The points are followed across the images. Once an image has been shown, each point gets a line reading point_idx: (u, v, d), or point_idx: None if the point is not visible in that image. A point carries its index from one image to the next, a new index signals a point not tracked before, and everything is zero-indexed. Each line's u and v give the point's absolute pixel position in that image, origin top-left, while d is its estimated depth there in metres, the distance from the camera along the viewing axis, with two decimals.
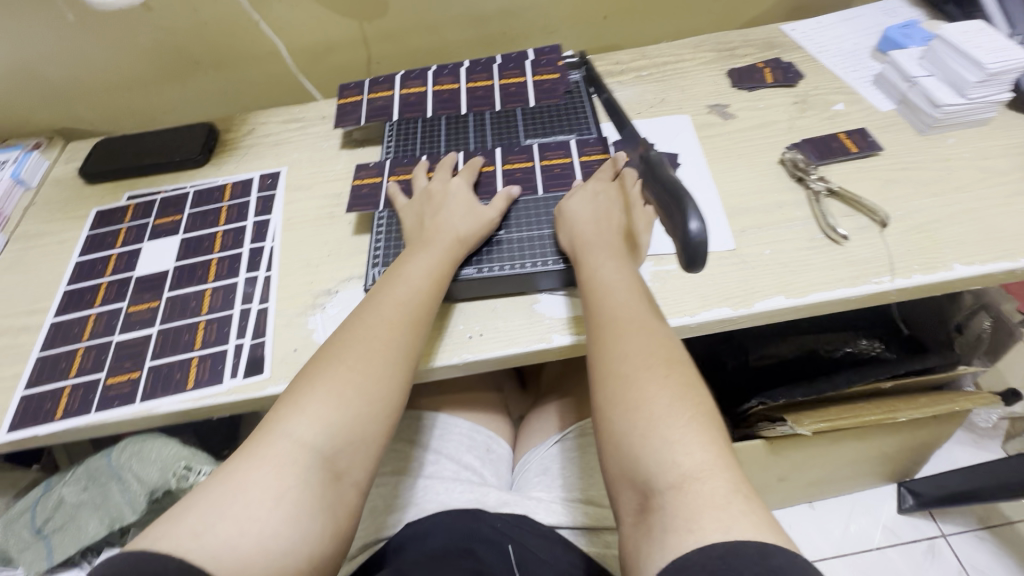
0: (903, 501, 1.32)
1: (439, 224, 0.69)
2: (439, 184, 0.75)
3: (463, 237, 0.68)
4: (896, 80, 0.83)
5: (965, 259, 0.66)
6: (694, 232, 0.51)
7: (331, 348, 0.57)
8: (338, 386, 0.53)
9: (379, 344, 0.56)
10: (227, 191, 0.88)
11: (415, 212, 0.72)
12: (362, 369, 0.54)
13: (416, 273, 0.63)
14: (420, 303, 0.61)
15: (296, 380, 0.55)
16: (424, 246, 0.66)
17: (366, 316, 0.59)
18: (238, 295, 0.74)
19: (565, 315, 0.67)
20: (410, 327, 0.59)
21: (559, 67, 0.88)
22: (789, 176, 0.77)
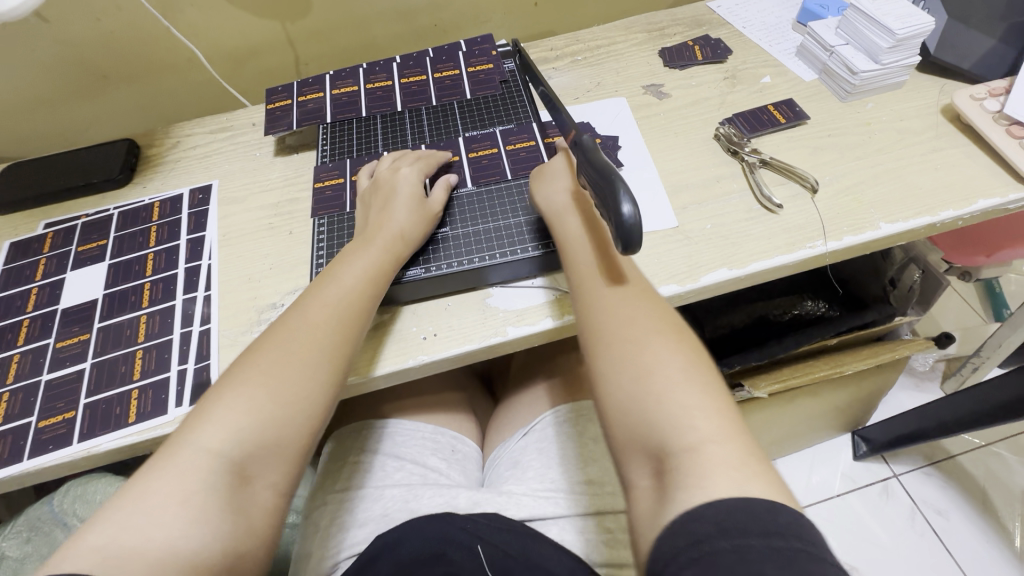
0: (857, 448, 1.40)
1: (382, 220, 0.67)
2: (391, 172, 0.73)
3: (406, 236, 0.66)
4: (817, 50, 0.87)
5: (889, 218, 0.70)
6: (627, 211, 0.48)
7: (256, 351, 0.55)
8: (253, 394, 0.51)
9: (303, 348, 0.55)
10: (154, 210, 0.83)
11: (366, 202, 0.72)
12: (285, 373, 0.53)
13: (350, 275, 0.61)
14: (351, 306, 0.59)
15: (215, 386, 0.53)
16: (364, 243, 0.65)
17: (294, 319, 0.57)
18: (176, 318, 0.71)
19: (517, 307, 0.67)
20: (340, 331, 0.57)
21: (492, 57, 0.87)
22: (724, 150, 0.79)
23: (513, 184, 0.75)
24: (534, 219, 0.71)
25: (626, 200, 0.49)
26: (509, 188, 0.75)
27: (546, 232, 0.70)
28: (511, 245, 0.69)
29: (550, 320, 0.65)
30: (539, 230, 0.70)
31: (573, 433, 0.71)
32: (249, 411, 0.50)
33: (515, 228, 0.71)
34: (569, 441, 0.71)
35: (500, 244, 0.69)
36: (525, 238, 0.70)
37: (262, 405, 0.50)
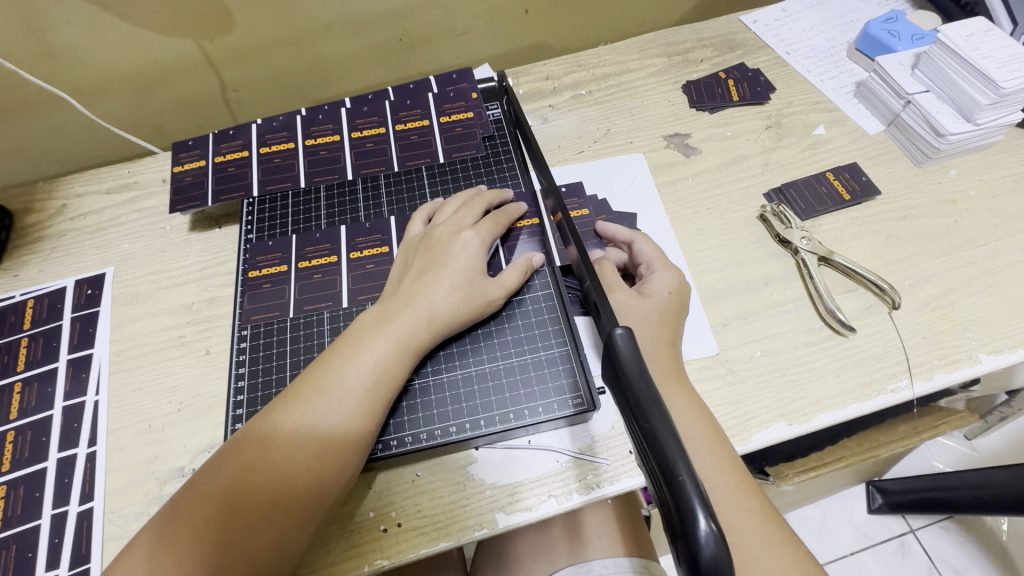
0: (871, 500, 1.12)
1: (416, 295, 0.51)
2: (452, 230, 0.55)
3: (439, 323, 0.50)
4: (885, 95, 0.68)
5: (989, 346, 0.54)
6: (705, 532, 0.27)
7: (200, 498, 0.42)
8: (179, 559, 0.39)
9: (253, 499, 0.41)
10: (25, 313, 0.62)
11: (407, 257, 0.55)
12: (226, 534, 0.40)
13: (352, 382, 0.46)
14: (334, 435, 0.44)
15: (150, 531, 0.41)
16: (381, 324, 0.49)
17: (255, 449, 0.43)
18: (48, 491, 0.52)
19: (512, 480, 0.50)
20: (309, 475, 0.43)
21: (473, 101, 0.67)
22: (771, 236, 0.62)
23: (546, 294, 0.56)
24: (534, 362, 0.53)
25: (703, 506, 0.27)
26: (529, 296, 0.56)
27: (551, 387, 0.52)
28: (502, 405, 0.52)
29: (552, 506, 0.48)
30: (551, 376, 0.53)
31: None
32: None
33: (508, 378, 0.53)
34: None
35: (486, 405, 0.52)
36: (523, 396, 0.52)
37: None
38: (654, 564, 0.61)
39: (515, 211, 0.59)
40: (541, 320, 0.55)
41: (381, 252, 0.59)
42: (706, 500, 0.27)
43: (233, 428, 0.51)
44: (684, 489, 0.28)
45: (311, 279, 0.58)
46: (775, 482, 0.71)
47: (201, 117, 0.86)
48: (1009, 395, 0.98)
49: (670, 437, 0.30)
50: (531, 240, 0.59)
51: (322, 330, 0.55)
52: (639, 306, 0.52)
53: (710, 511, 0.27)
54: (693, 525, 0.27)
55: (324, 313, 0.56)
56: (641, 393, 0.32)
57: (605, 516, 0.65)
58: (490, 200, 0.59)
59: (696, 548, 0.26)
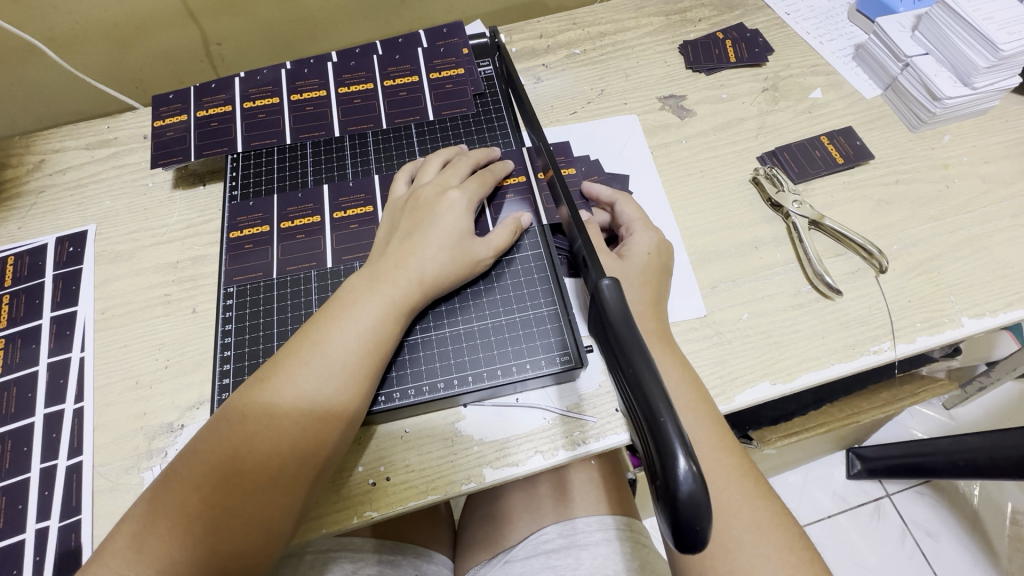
0: (850, 465, 1.15)
1: (404, 254, 0.50)
2: (438, 189, 0.55)
3: (428, 282, 0.50)
4: (884, 58, 0.67)
5: (973, 310, 0.54)
6: (683, 468, 0.27)
7: (203, 462, 0.42)
8: (190, 521, 0.40)
9: (259, 464, 0.42)
10: (6, 270, 0.61)
11: (394, 219, 0.54)
12: (234, 497, 0.41)
13: (348, 345, 0.46)
14: (333, 396, 0.45)
15: (155, 496, 0.42)
16: (372, 284, 0.49)
17: (256, 416, 0.43)
18: (36, 445, 0.52)
19: (499, 436, 0.51)
20: (312, 437, 0.44)
21: (464, 57, 0.65)
22: (763, 200, 0.62)
23: (534, 254, 0.56)
24: (522, 320, 0.53)
25: (682, 446, 0.28)
26: (517, 255, 0.56)
27: (539, 345, 0.52)
28: (490, 362, 0.52)
29: (539, 462, 0.49)
30: (539, 335, 0.53)
31: (566, 565, 0.56)
32: (185, 542, 0.40)
33: (496, 335, 0.53)
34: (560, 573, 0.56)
35: (474, 362, 0.52)
36: (511, 354, 0.52)
37: (200, 536, 0.40)
38: (637, 521, 0.63)
39: (502, 171, 0.58)
40: (529, 279, 0.55)
41: (366, 212, 0.58)
42: (687, 441, 0.28)
43: (221, 387, 0.51)
44: (665, 428, 0.28)
45: (295, 239, 0.57)
46: (758, 446, 0.72)
47: (185, 71, 0.83)
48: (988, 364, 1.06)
49: (652, 380, 0.30)
50: (517, 198, 0.58)
51: (309, 288, 0.54)
52: (618, 268, 0.52)
53: (691, 452, 0.28)
54: (673, 464, 0.27)
55: (309, 273, 0.55)
56: (627, 343, 0.32)
57: (591, 475, 0.66)
58: (476, 159, 0.58)
59: (675, 482, 0.27)
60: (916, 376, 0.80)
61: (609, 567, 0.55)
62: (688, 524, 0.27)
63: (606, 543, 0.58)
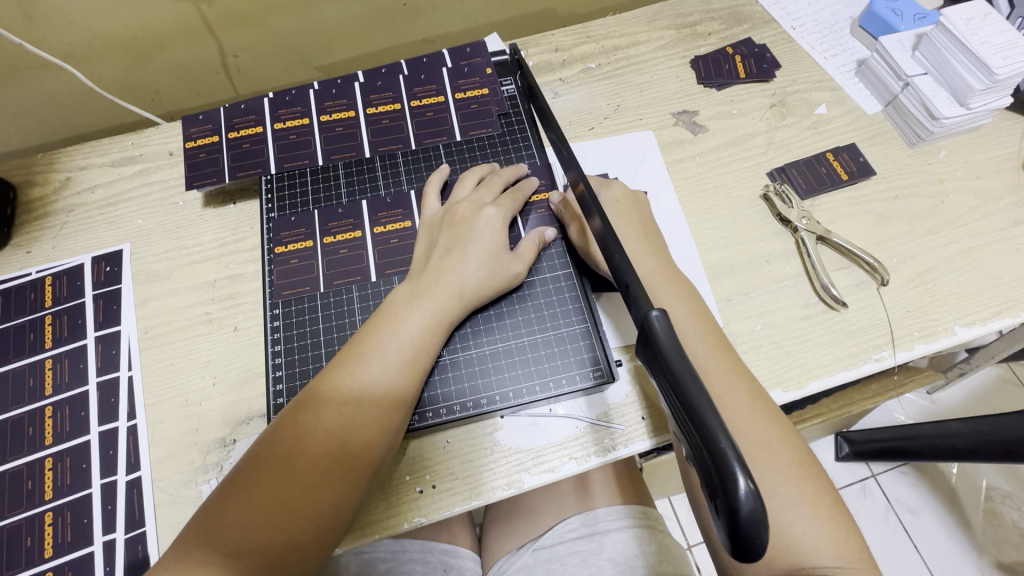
0: (839, 449, 1.22)
1: (445, 271, 0.53)
2: (474, 206, 0.58)
3: (469, 297, 0.53)
4: (886, 76, 0.70)
5: (965, 319, 0.59)
6: (744, 490, 0.29)
7: (259, 460, 0.46)
8: (247, 513, 0.43)
9: (310, 462, 0.45)
10: (46, 290, 0.63)
11: (431, 235, 0.57)
12: (288, 493, 0.44)
13: (392, 355, 0.49)
14: (382, 400, 0.48)
15: (218, 492, 0.46)
16: (415, 300, 0.52)
17: (306, 418, 0.47)
18: (94, 462, 0.55)
19: (534, 444, 0.54)
20: (363, 437, 0.47)
21: (487, 77, 0.67)
22: (773, 214, 0.65)
23: (565, 273, 0.59)
24: (556, 337, 0.57)
25: (740, 465, 0.30)
26: (547, 274, 0.59)
27: (573, 360, 0.56)
28: (528, 376, 0.56)
29: (574, 467, 0.53)
30: (573, 351, 0.56)
31: (589, 550, 0.62)
32: (246, 531, 0.43)
33: (532, 352, 0.56)
34: (585, 558, 0.61)
35: (513, 376, 0.56)
36: (546, 370, 0.56)
37: (256, 529, 0.43)
38: (651, 509, 0.68)
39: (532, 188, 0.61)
40: (560, 297, 0.58)
41: (405, 227, 0.61)
42: (746, 463, 0.30)
43: (275, 402, 0.53)
44: (725, 452, 0.30)
45: (337, 254, 0.59)
46: None
47: (201, 83, 0.84)
48: (968, 352, 1.14)
49: (709, 410, 0.32)
50: (547, 214, 0.62)
51: (351, 301, 0.57)
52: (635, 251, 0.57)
53: (749, 472, 0.30)
54: (734, 485, 0.29)
55: (352, 287, 0.58)
56: (680, 370, 0.34)
57: (607, 473, 0.70)
58: (508, 178, 0.61)
59: (739, 508, 0.29)
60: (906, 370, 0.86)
61: (630, 551, 0.61)
62: (747, 531, 0.29)
63: (625, 529, 0.64)
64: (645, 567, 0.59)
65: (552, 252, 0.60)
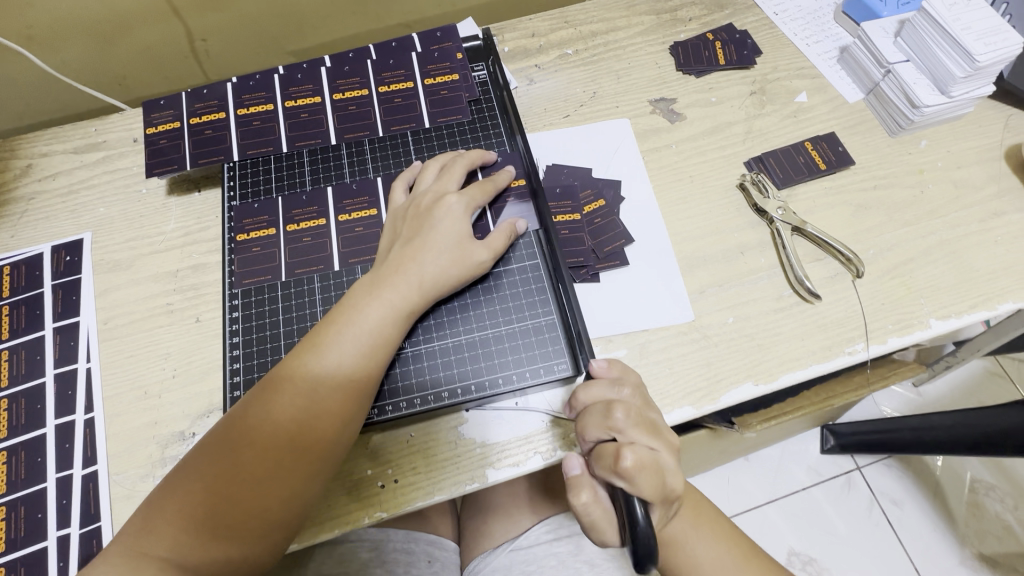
0: (824, 441, 1.20)
1: (406, 261, 0.52)
2: (437, 195, 0.56)
3: (430, 287, 0.52)
4: (867, 63, 0.69)
5: (940, 312, 0.58)
6: (640, 514, 0.41)
7: (210, 451, 0.45)
8: (194, 502, 0.43)
9: (259, 454, 0.44)
10: (3, 280, 0.61)
11: (395, 226, 0.56)
12: (236, 485, 0.43)
13: (350, 346, 0.48)
14: (338, 392, 0.47)
15: (169, 480, 0.45)
16: (375, 291, 0.51)
17: (258, 410, 0.46)
18: (50, 455, 0.54)
19: (500, 439, 0.53)
20: (318, 430, 0.46)
21: (457, 62, 0.65)
22: (748, 204, 0.64)
23: (532, 265, 0.58)
24: (522, 329, 0.56)
25: (638, 500, 0.42)
26: (514, 266, 0.58)
27: (538, 353, 0.55)
28: (492, 369, 0.55)
29: (538, 462, 0.52)
30: (541, 344, 0.55)
31: (570, 551, 0.61)
32: (194, 522, 0.42)
33: (496, 345, 0.55)
34: (564, 559, 0.61)
35: (477, 369, 0.55)
36: (511, 362, 0.55)
37: (204, 519, 0.43)
38: None
39: (503, 176, 0.59)
40: (527, 289, 0.57)
41: (370, 215, 0.59)
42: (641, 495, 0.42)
43: (233, 394, 0.52)
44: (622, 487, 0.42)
45: (300, 242, 0.58)
46: (739, 429, 0.76)
47: (169, 68, 0.81)
48: (954, 345, 1.12)
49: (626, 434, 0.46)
50: (518, 203, 0.60)
51: (313, 292, 0.56)
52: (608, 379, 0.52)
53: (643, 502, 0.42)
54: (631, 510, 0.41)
55: (313, 276, 0.57)
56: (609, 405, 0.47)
57: None
58: (473, 162, 0.59)
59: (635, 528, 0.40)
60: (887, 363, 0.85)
61: (608, 553, 0.62)
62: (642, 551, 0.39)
63: None
64: (622, 568, 0.61)
65: (519, 243, 0.59)
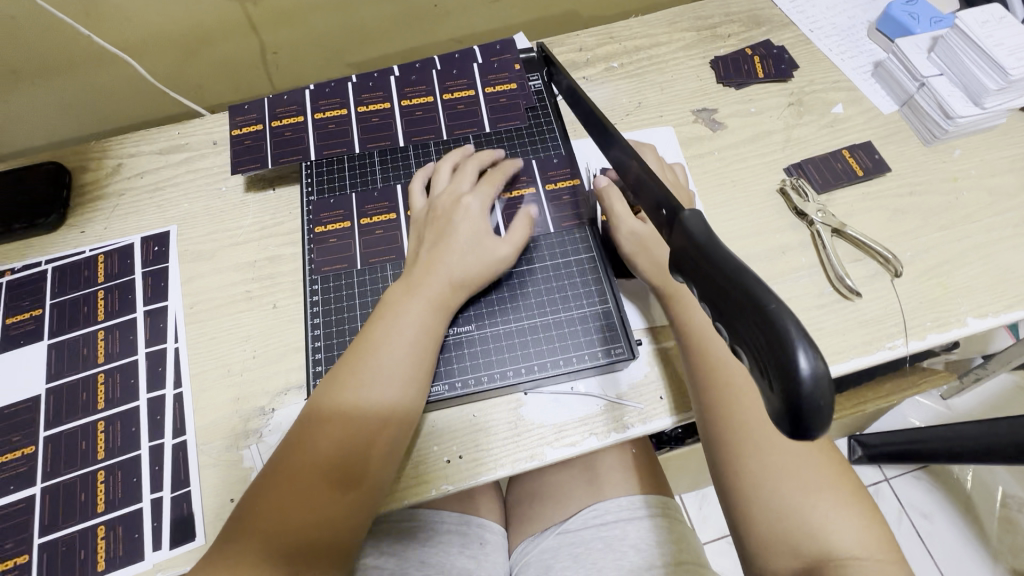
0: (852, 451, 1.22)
1: (437, 261, 0.56)
2: (452, 198, 0.60)
3: (462, 281, 0.56)
4: (901, 77, 0.72)
5: (977, 312, 0.61)
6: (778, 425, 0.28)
7: (282, 461, 0.49)
8: (279, 505, 0.46)
9: (331, 451, 0.48)
10: (98, 267, 0.67)
11: (419, 231, 0.60)
12: (314, 482, 0.47)
13: (393, 344, 0.52)
14: (391, 383, 0.51)
15: (251, 492, 0.48)
16: (410, 291, 0.55)
17: (325, 411, 0.50)
18: (142, 426, 0.59)
19: (558, 420, 0.57)
20: (379, 419, 0.50)
21: (516, 72, 0.70)
22: (789, 207, 0.68)
23: (589, 257, 0.62)
24: (579, 317, 0.60)
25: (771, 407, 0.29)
26: (571, 257, 0.62)
27: (595, 338, 0.59)
28: (552, 352, 0.58)
29: (595, 442, 0.56)
30: (599, 330, 0.59)
31: (613, 536, 0.64)
32: (283, 522, 0.46)
33: (555, 330, 0.59)
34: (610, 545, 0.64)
35: (538, 353, 0.58)
36: (570, 346, 0.59)
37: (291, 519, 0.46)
38: (671, 500, 0.70)
39: (510, 167, 0.64)
40: (584, 280, 0.61)
41: None
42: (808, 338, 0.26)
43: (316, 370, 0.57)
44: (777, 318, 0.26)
45: (373, 234, 0.63)
46: None
47: (243, 78, 0.88)
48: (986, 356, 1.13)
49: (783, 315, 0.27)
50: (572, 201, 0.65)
51: (386, 280, 0.61)
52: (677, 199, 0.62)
53: (811, 348, 0.26)
54: (794, 358, 0.25)
55: (387, 265, 0.62)
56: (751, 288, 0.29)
57: (626, 459, 0.72)
58: (482, 162, 0.64)
59: (795, 376, 0.25)
60: (920, 369, 0.87)
61: (654, 539, 0.63)
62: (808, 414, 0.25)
63: (648, 517, 0.66)
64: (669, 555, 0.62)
65: (574, 236, 0.63)
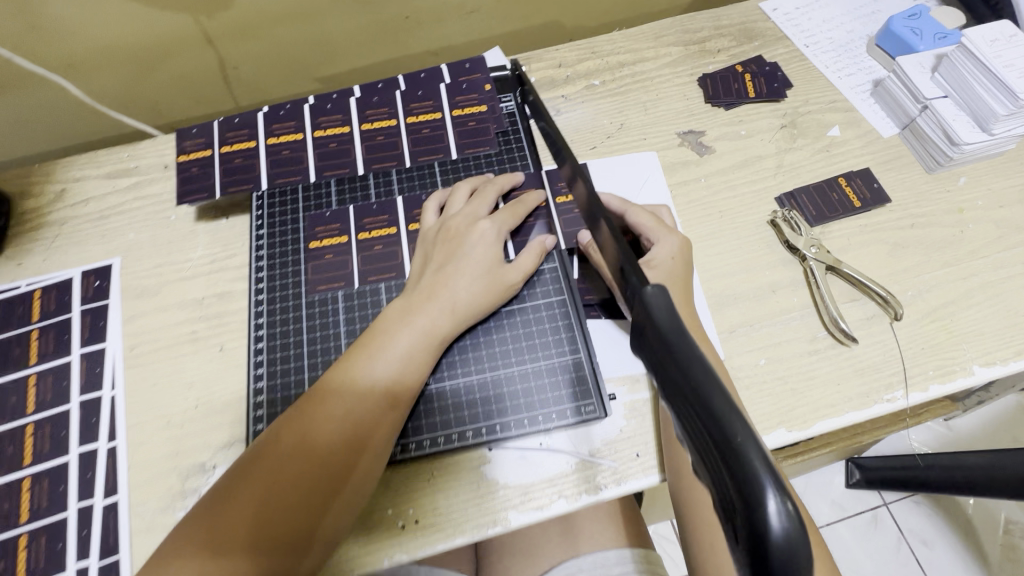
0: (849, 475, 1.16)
1: (439, 286, 0.52)
2: (469, 220, 0.56)
3: (463, 311, 0.52)
4: (903, 97, 0.67)
5: (984, 358, 0.56)
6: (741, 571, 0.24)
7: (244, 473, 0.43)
8: (231, 522, 0.40)
9: (300, 471, 0.42)
10: (33, 304, 0.62)
11: (426, 250, 0.56)
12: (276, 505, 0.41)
13: (380, 371, 0.47)
14: (373, 409, 0.46)
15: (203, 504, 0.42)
16: (409, 314, 0.50)
17: (299, 427, 0.45)
18: (72, 484, 0.54)
19: (524, 480, 0.52)
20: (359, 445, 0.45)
21: (486, 94, 0.65)
22: (780, 241, 0.63)
23: (560, 302, 0.57)
24: (547, 368, 0.55)
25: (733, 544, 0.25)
26: (541, 300, 0.57)
27: (564, 392, 0.54)
28: (517, 409, 0.53)
29: (563, 506, 0.51)
30: (570, 383, 0.54)
31: None
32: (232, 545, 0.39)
33: (522, 383, 0.54)
34: None
35: (502, 409, 0.54)
36: (537, 401, 0.54)
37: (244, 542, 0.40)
38: (652, 552, 0.65)
39: (532, 198, 0.59)
40: (554, 327, 0.56)
41: (390, 233, 0.60)
42: (775, 475, 0.23)
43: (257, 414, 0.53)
44: (745, 452, 0.23)
45: (323, 259, 0.59)
46: None
47: (203, 95, 0.83)
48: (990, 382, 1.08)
49: (750, 444, 0.23)
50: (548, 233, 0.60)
51: (337, 319, 0.57)
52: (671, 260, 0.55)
53: (779, 488, 0.22)
54: (762, 500, 0.22)
55: (337, 293, 0.58)
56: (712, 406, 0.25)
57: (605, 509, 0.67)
58: (502, 188, 0.59)
59: (766, 536, 0.22)
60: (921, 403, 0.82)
61: None
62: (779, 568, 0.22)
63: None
64: None
65: (545, 278, 0.58)
